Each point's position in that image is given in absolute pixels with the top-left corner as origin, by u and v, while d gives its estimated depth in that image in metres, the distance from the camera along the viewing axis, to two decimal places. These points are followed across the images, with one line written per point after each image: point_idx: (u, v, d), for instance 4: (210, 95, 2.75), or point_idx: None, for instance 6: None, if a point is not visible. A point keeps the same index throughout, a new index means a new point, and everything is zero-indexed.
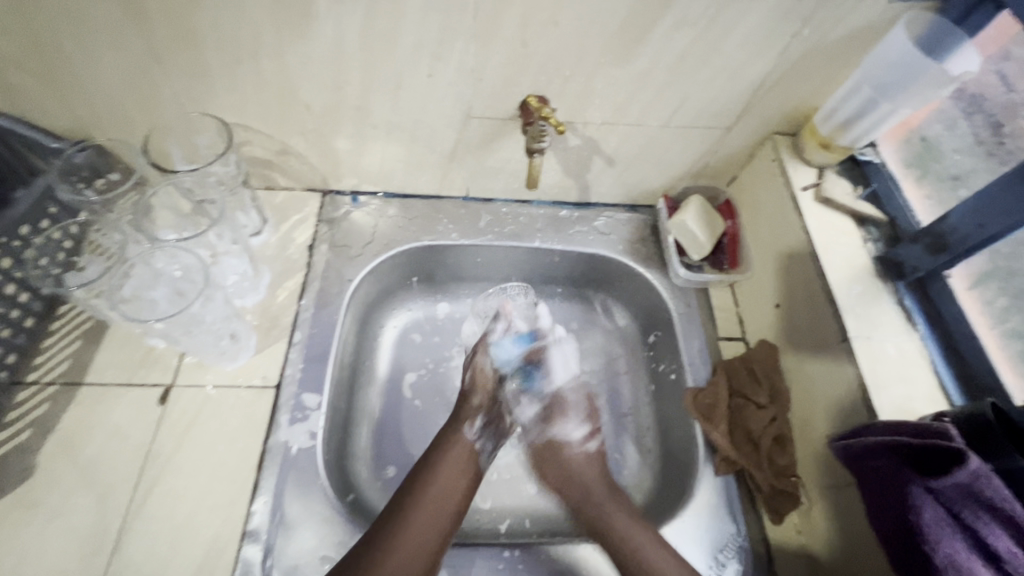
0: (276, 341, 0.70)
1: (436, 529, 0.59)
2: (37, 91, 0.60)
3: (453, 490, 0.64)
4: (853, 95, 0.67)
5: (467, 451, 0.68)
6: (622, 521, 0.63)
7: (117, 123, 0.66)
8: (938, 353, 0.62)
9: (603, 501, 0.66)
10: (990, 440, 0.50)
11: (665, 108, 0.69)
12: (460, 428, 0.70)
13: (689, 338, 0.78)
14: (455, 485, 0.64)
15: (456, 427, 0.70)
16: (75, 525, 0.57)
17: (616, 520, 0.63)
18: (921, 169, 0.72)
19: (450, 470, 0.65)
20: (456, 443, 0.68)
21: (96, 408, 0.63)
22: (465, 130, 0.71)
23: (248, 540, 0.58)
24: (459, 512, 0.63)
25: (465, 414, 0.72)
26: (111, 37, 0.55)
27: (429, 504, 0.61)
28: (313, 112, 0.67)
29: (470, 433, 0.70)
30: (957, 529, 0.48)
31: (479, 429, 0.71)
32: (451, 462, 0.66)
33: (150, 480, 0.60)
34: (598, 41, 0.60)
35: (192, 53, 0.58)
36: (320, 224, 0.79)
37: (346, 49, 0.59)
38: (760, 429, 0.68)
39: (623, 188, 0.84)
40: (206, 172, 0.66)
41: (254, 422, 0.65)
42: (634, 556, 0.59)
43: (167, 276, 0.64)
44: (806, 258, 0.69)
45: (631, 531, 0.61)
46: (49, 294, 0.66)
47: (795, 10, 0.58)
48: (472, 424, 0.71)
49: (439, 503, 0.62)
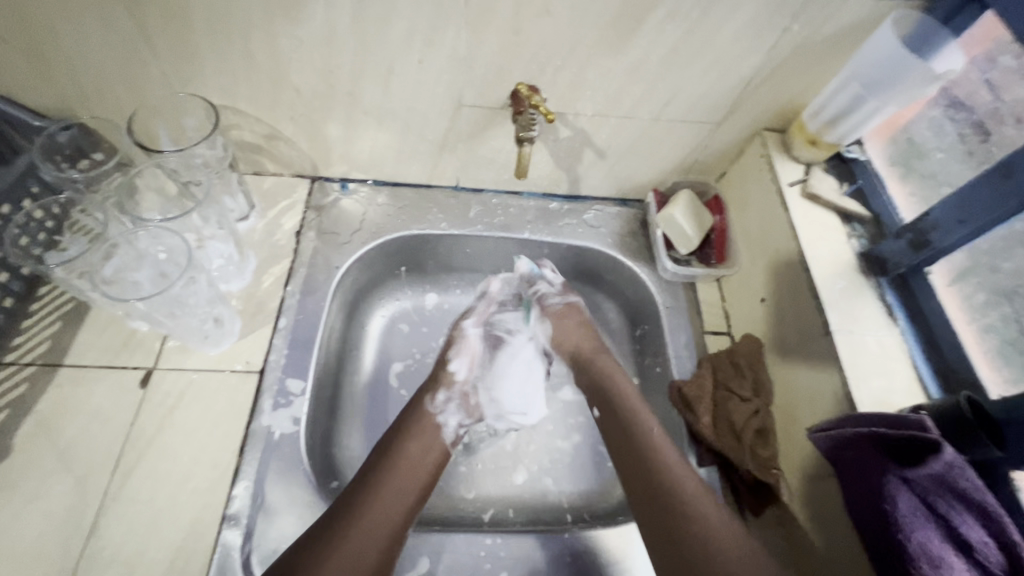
0: (261, 327, 0.69)
1: (400, 503, 0.58)
2: (21, 67, 0.59)
3: (418, 466, 0.63)
4: (840, 92, 0.67)
5: (432, 423, 0.68)
6: (678, 473, 0.60)
7: (103, 101, 0.65)
8: (918, 348, 0.63)
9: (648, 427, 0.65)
10: (967, 432, 0.51)
11: (656, 102, 0.70)
12: (421, 404, 0.69)
13: (676, 332, 0.78)
14: (420, 462, 0.63)
15: (421, 401, 0.70)
16: (53, 507, 0.57)
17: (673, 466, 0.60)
18: (907, 167, 0.73)
19: (415, 446, 0.64)
20: (419, 416, 0.68)
21: (76, 390, 0.62)
22: (456, 118, 0.71)
23: (228, 524, 0.57)
24: (423, 492, 0.62)
25: (427, 389, 0.71)
26: (98, 15, 0.55)
27: (392, 479, 0.60)
28: (303, 97, 0.66)
29: (432, 407, 0.69)
30: (930, 520, 0.48)
31: (444, 401, 0.70)
32: (418, 437, 0.66)
33: (130, 462, 0.60)
34: (591, 31, 0.60)
35: (180, 32, 0.57)
36: (308, 211, 0.79)
37: (337, 33, 0.59)
38: (743, 423, 0.68)
39: (613, 181, 0.85)
40: (192, 153, 0.66)
41: (238, 406, 0.64)
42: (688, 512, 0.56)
43: (152, 258, 0.63)
44: (791, 253, 0.69)
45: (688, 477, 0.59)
46: (29, 274, 0.65)
47: (785, 6, 0.59)
48: (435, 398, 0.70)
49: (403, 479, 0.61)
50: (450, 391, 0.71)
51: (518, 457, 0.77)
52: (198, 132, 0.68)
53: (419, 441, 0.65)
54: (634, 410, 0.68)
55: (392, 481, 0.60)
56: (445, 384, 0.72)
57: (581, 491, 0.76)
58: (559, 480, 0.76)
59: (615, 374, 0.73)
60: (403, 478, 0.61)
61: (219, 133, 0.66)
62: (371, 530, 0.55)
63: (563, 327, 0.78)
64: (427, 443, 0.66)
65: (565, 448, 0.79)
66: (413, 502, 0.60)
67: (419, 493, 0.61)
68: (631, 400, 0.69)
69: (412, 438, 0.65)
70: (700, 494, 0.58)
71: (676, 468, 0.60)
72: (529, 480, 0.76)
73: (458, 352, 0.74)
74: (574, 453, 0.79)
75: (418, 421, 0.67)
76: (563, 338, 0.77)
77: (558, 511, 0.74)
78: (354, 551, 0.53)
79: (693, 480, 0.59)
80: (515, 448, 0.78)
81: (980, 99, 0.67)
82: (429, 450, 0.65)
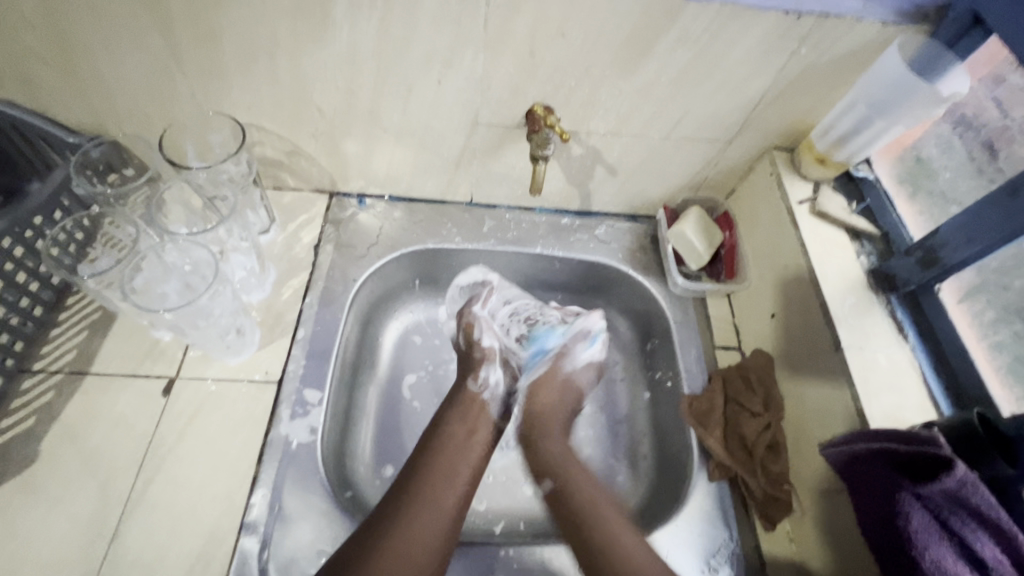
0: (280, 337, 0.71)
1: (452, 494, 0.60)
2: (59, 86, 0.62)
3: (461, 455, 0.64)
4: (848, 112, 0.69)
5: (479, 403, 0.71)
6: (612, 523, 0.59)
7: (134, 119, 0.68)
8: (928, 364, 0.64)
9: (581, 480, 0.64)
10: (979, 448, 0.51)
11: (667, 121, 0.72)
12: (465, 384, 0.73)
13: (686, 346, 0.79)
14: (466, 448, 0.65)
15: (461, 384, 0.74)
16: (76, 512, 0.58)
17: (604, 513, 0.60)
18: (915, 185, 0.74)
19: (459, 431, 0.67)
20: (465, 396, 0.72)
21: (100, 397, 0.64)
22: (472, 136, 0.73)
23: (246, 532, 0.59)
24: (478, 473, 0.64)
25: (470, 370, 0.75)
26: (133, 37, 0.57)
27: (439, 471, 0.62)
28: (324, 114, 0.69)
29: (476, 386, 0.73)
30: (944, 537, 0.49)
31: (486, 377, 0.74)
32: (457, 425, 0.67)
33: (152, 469, 0.61)
34: (604, 53, 0.62)
35: (209, 53, 0.60)
36: (326, 224, 0.81)
37: (359, 54, 0.61)
38: (754, 437, 0.69)
39: (624, 198, 0.87)
40: (218, 169, 0.68)
41: (255, 416, 0.65)
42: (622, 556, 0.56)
43: (177, 270, 0.66)
44: (801, 269, 0.70)
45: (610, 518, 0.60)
46: (58, 284, 0.68)
47: (793, 30, 0.60)
48: (478, 376, 0.74)
49: (447, 466, 0.62)
50: (491, 365, 0.76)
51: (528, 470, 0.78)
52: (223, 148, 0.71)
53: (463, 425, 0.68)
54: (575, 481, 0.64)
55: (437, 470, 0.62)
56: (486, 362, 0.76)
57: None
58: None
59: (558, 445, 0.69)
60: (450, 462, 0.63)
61: (243, 150, 0.68)
62: (423, 525, 0.56)
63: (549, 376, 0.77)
64: (472, 424, 0.68)
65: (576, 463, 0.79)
66: (464, 493, 0.61)
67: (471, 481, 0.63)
68: (575, 473, 0.65)
69: (456, 423, 0.67)
70: (652, 565, 0.55)
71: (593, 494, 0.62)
72: (539, 493, 0.76)
73: (482, 330, 0.78)
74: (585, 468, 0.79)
75: (461, 407, 0.70)
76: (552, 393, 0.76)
77: None
78: (405, 556, 0.54)
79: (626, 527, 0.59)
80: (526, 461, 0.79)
81: (990, 116, 0.67)
82: (474, 433, 0.67)
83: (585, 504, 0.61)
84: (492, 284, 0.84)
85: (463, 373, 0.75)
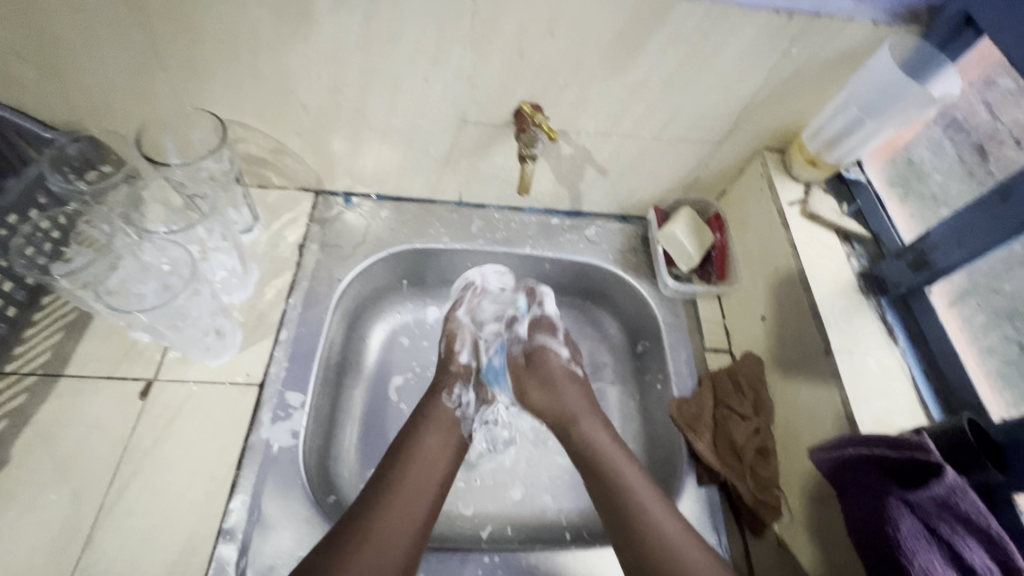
0: (262, 338, 0.69)
1: (419, 509, 0.58)
2: (32, 79, 0.60)
3: (436, 467, 0.62)
4: (840, 114, 0.68)
5: (450, 419, 0.67)
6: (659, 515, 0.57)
7: (112, 113, 0.66)
8: (918, 368, 0.63)
9: (601, 440, 0.65)
10: (968, 454, 0.50)
11: (658, 121, 0.71)
12: (438, 398, 0.70)
13: (676, 349, 0.78)
14: (438, 460, 0.63)
15: (434, 398, 0.69)
16: (48, 519, 0.56)
17: (648, 502, 0.58)
18: (906, 188, 0.73)
19: (432, 441, 0.64)
20: (437, 409, 0.68)
21: (76, 400, 0.62)
22: (460, 135, 0.72)
23: (224, 538, 0.57)
24: (444, 488, 0.62)
25: (445, 382, 0.72)
26: (109, 29, 0.56)
27: (409, 485, 0.59)
28: (309, 111, 0.67)
29: (449, 402, 0.69)
30: (933, 545, 0.48)
31: (459, 395, 0.71)
32: (433, 437, 0.65)
33: (128, 473, 0.59)
34: (593, 51, 0.61)
35: (189, 47, 0.58)
36: (311, 223, 0.79)
37: (344, 50, 0.60)
38: (744, 441, 0.67)
39: (614, 199, 0.86)
40: (199, 167, 0.66)
41: (236, 419, 0.64)
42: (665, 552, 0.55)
43: (155, 270, 0.63)
44: (792, 271, 0.70)
45: (628, 471, 0.62)
46: (33, 283, 0.66)
47: (785, 30, 0.60)
48: (453, 391, 0.71)
49: (423, 476, 0.61)
50: (464, 384, 0.72)
51: (517, 474, 0.77)
52: (205, 145, 0.69)
53: (436, 438, 0.65)
54: (598, 439, 0.65)
55: (406, 485, 0.59)
56: (461, 377, 0.73)
57: (581, 509, 0.75)
58: (558, 497, 0.76)
59: (600, 434, 0.66)
60: (422, 477, 0.61)
61: (225, 147, 0.67)
62: (401, 526, 0.56)
63: (535, 375, 0.72)
64: (445, 438, 0.65)
65: (565, 465, 0.78)
66: (432, 510, 0.59)
67: (439, 493, 0.61)
68: (596, 434, 0.66)
69: (430, 436, 0.65)
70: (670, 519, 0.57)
71: (608, 448, 0.64)
72: (527, 497, 0.75)
73: (461, 343, 0.77)
74: (574, 471, 0.78)
75: (433, 416, 0.67)
76: (544, 398, 0.70)
77: (556, 529, 0.73)
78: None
79: (674, 520, 0.57)
80: (514, 465, 0.78)
81: (980, 119, 0.67)
82: (447, 443, 0.65)
83: (604, 460, 0.63)
84: (476, 284, 0.81)
85: (436, 387, 0.71)
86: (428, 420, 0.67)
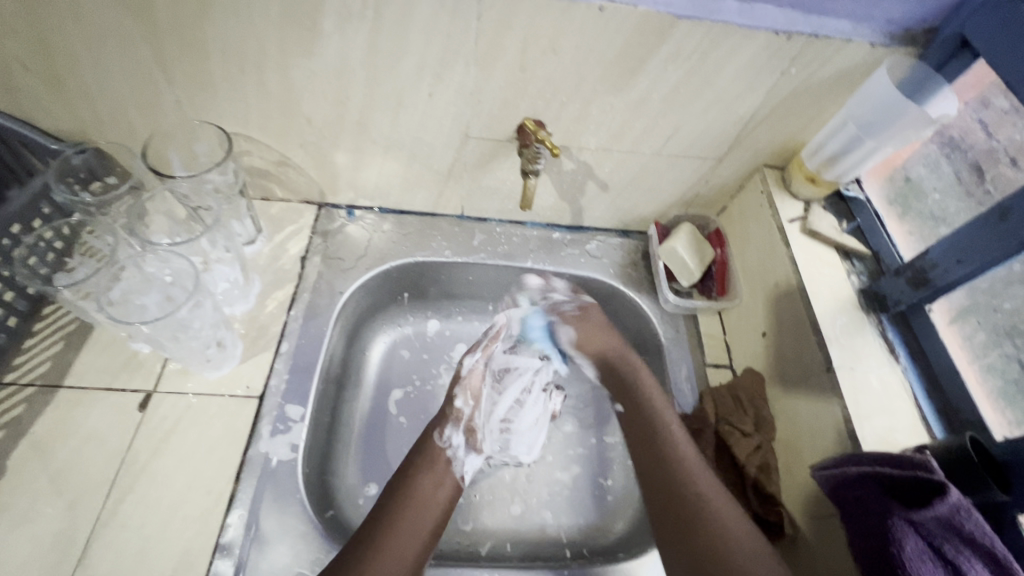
0: (262, 351, 0.69)
1: (411, 551, 0.56)
2: (39, 91, 0.60)
3: (430, 505, 0.62)
4: (839, 132, 0.69)
5: (443, 458, 0.67)
6: (693, 469, 0.61)
7: (118, 126, 0.66)
8: (920, 386, 0.63)
9: (648, 393, 0.71)
10: (972, 473, 0.50)
11: (659, 137, 0.71)
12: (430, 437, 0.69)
13: (676, 364, 0.78)
14: (429, 502, 0.62)
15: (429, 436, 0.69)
16: (41, 534, 0.55)
17: (684, 453, 0.63)
18: (904, 207, 0.74)
19: (426, 484, 0.64)
20: (431, 455, 0.67)
21: (73, 411, 0.62)
22: (462, 149, 0.72)
23: (220, 554, 0.56)
24: (434, 532, 0.60)
25: (435, 424, 0.70)
26: (118, 43, 0.56)
27: (401, 524, 0.58)
28: (314, 124, 0.68)
29: (440, 442, 0.68)
30: (939, 565, 0.47)
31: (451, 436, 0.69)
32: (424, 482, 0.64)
33: (124, 486, 0.59)
34: (595, 68, 0.62)
35: (196, 61, 0.59)
36: (314, 236, 0.79)
37: (349, 66, 0.61)
38: (745, 457, 0.67)
39: (615, 214, 0.86)
40: (203, 179, 0.67)
41: (234, 432, 0.63)
42: (696, 500, 0.58)
43: (159, 282, 0.64)
44: (792, 287, 0.70)
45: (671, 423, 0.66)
46: (35, 294, 0.66)
47: (784, 50, 0.61)
48: (443, 432, 0.69)
49: (415, 516, 0.60)
50: (456, 426, 0.70)
51: (516, 490, 0.76)
52: (209, 157, 0.69)
53: (430, 482, 0.64)
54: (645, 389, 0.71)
55: (398, 526, 0.58)
56: (452, 419, 0.71)
57: (581, 526, 0.74)
58: (558, 513, 0.75)
59: (641, 376, 0.73)
60: (413, 519, 0.59)
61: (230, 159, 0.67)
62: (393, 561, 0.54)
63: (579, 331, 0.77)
64: (439, 483, 0.65)
65: (565, 481, 0.78)
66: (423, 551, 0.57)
67: (431, 534, 0.60)
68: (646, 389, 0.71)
69: (423, 478, 0.64)
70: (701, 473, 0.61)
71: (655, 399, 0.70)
72: (527, 513, 0.75)
73: (461, 388, 0.73)
74: (574, 487, 0.78)
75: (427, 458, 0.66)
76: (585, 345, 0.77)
77: (556, 547, 0.72)
78: None
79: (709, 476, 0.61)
80: (513, 480, 0.77)
81: (976, 138, 0.67)
82: (440, 486, 0.64)
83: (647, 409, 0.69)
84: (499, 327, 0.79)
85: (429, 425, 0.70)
86: (425, 461, 0.66)
